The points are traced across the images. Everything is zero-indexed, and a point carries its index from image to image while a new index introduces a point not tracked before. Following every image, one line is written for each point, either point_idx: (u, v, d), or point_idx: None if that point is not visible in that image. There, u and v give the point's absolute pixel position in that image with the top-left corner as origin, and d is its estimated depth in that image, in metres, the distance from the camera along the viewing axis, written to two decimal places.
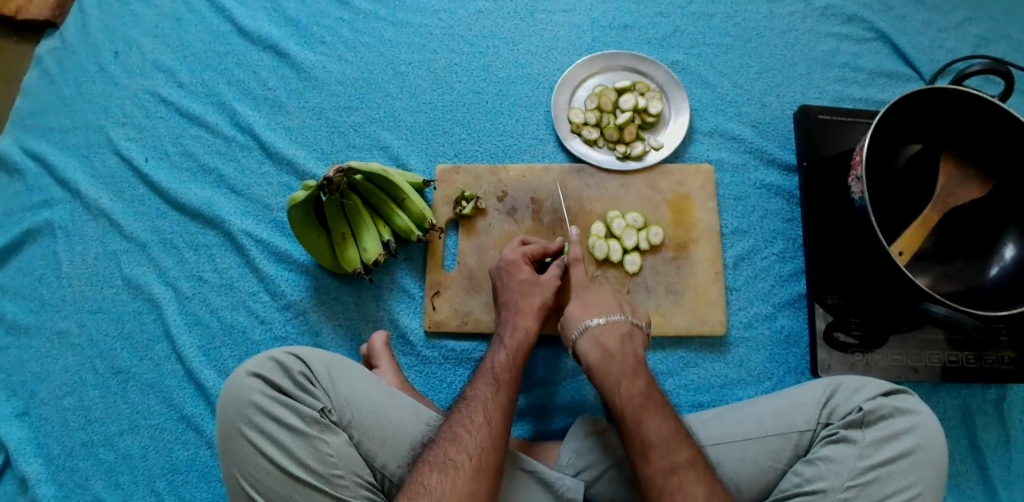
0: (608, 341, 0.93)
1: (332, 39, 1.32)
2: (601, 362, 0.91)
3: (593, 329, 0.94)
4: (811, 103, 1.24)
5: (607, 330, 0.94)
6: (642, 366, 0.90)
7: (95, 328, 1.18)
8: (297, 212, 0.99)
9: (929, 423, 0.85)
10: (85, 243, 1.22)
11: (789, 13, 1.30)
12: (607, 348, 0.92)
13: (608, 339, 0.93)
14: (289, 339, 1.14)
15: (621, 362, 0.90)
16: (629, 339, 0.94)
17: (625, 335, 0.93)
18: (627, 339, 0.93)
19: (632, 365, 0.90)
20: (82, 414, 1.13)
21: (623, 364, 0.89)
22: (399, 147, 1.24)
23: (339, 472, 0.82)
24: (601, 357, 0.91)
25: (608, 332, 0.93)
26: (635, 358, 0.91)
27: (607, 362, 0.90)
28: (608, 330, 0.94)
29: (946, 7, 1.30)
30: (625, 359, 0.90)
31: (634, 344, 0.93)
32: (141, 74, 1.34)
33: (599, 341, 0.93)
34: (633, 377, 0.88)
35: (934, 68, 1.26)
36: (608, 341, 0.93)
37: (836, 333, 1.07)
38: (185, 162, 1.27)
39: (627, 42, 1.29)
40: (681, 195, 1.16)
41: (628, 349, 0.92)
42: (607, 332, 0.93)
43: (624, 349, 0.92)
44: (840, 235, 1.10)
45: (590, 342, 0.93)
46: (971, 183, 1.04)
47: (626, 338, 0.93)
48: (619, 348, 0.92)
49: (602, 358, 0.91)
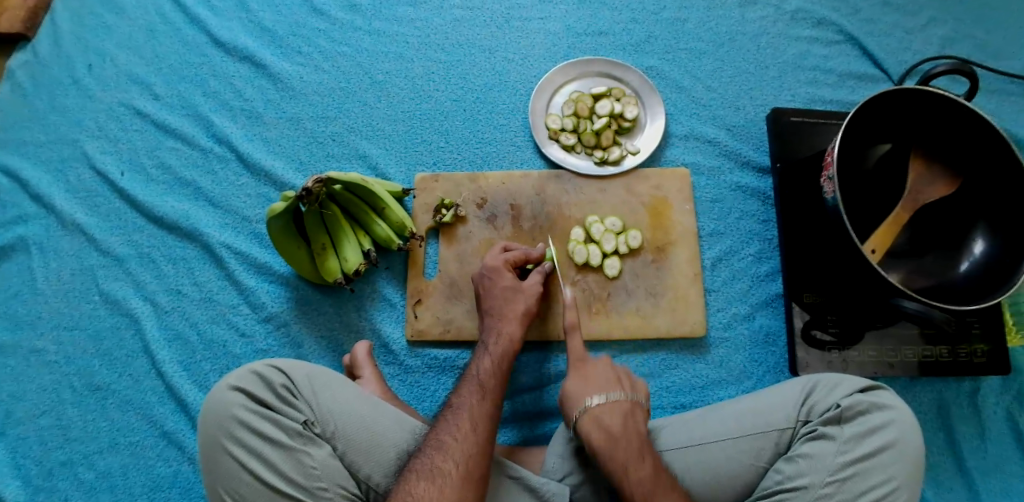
0: (611, 423, 0.86)
1: (308, 48, 1.32)
2: (607, 447, 0.84)
3: (593, 408, 0.88)
4: (783, 105, 1.26)
5: (609, 410, 0.87)
6: (647, 446, 0.84)
7: (72, 345, 1.16)
8: (276, 224, 0.99)
9: (905, 419, 0.87)
10: (61, 259, 1.21)
11: (760, 17, 1.33)
12: (609, 431, 0.85)
13: (611, 420, 0.86)
14: (271, 351, 1.13)
15: (625, 445, 0.83)
16: (632, 417, 0.87)
17: (627, 414, 0.87)
18: (630, 418, 0.87)
19: (637, 447, 0.83)
20: (60, 433, 1.11)
21: (628, 447, 0.83)
22: (378, 156, 1.24)
23: (323, 484, 0.81)
24: (605, 439, 0.84)
25: (609, 413, 0.87)
26: (638, 437, 0.85)
27: (612, 445, 0.84)
28: (608, 410, 0.87)
29: (912, 9, 1.33)
30: (628, 440, 0.84)
31: (637, 422, 0.87)
32: (115, 86, 1.33)
33: (601, 422, 0.86)
34: (640, 458, 0.82)
35: (902, 69, 1.29)
36: (611, 422, 0.86)
37: (814, 331, 1.09)
38: (161, 175, 1.26)
39: (602, 48, 1.31)
40: (658, 199, 1.18)
41: (631, 428, 0.86)
42: (608, 414, 0.87)
43: (627, 430, 0.85)
44: (815, 235, 1.12)
45: (592, 423, 0.87)
46: (938, 181, 1.06)
47: (629, 417, 0.87)
48: (622, 430, 0.85)
49: (606, 442, 0.84)
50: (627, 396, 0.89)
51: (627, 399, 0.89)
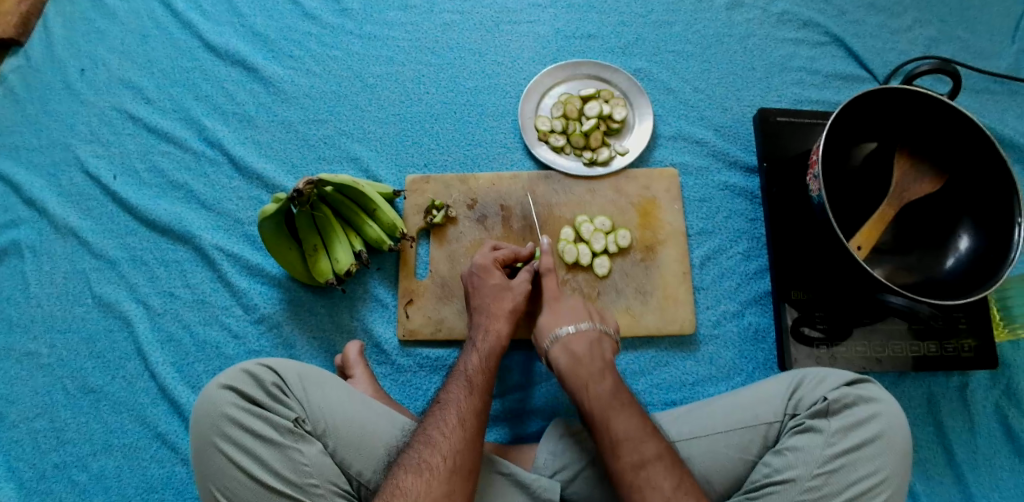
0: (578, 349, 0.94)
1: (300, 53, 1.33)
2: (571, 368, 0.92)
3: (563, 336, 0.95)
4: (770, 106, 1.28)
5: (577, 338, 0.95)
6: (611, 369, 0.92)
7: (65, 348, 1.17)
8: (267, 225, 1.00)
9: (891, 411, 0.88)
10: (54, 262, 1.22)
11: (747, 19, 1.34)
12: (576, 354, 0.93)
13: (578, 346, 0.94)
14: (263, 352, 1.14)
15: (589, 366, 0.92)
16: (600, 347, 0.95)
17: (595, 343, 0.95)
18: (596, 345, 0.95)
19: (599, 369, 0.91)
20: (53, 435, 1.11)
21: (591, 368, 0.91)
22: (369, 158, 1.25)
23: (314, 481, 0.82)
24: (571, 363, 0.93)
25: (578, 340, 0.95)
26: (601, 362, 0.93)
27: (575, 366, 0.92)
28: (577, 338, 0.95)
29: (897, 11, 1.35)
30: (593, 364, 0.92)
31: (603, 348, 0.95)
32: (108, 91, 1.34)
33: (569, 348, 0.94)
34: (601, 379, 0.90)
35: (886, 69, 1.31)
36: (578, 347, 0.94)
37: (802, 328, 1.10)
38: (154, 179, 1.26)
39: (591, 51, 1.32)
40: (647, 198, 1.19)
41: (597, 353, 0.94)
42: (576, 340, 0.95)
43: (592, 354, 0.93)
44: (802, 232, 1.13)
45: (562, 349, 0.95)
46: (924, 178, 1.07)
47: (595, 344, 0.95)
48: (588, 355, 0.93)
49: (572, 363, 0.93)
50: (596, 327, 0.97)
51: (596, 330, 0.96)
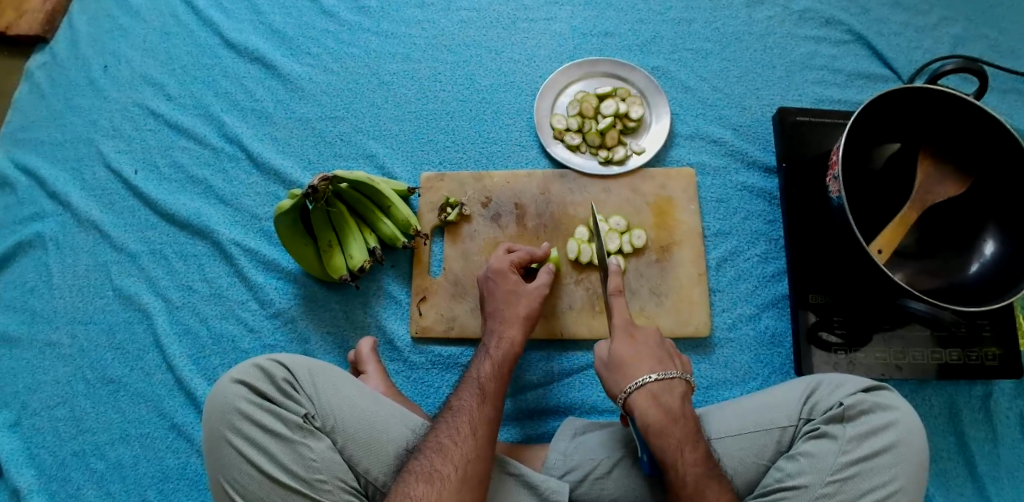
0: (669, 403, 0.86)
1: (318, 50, 1.34)
2: (663, 425, 0.84)
3: (650, 386, 0.87)
4: (790, 105, 1.26)
5: (667, 391, 0.87)
6: (700, 431, 0.85)
7: (86, 339, 1.19)
8: (284, 221, 1.01)
9: (907, 419, 0.86)
10: (76, 254, 1.24)
11: (768, 17, 1.32)
12: (668, 409, 0.85)
13: (667, 399, 0.86)
14: (278, 347, 1.15)
15: (682, 427, 0.84)
16: (686, 399, 0.88)
17: (683, 397, 0.88)
18: (686, 401, 0.87)
19: (693, 431, 0.84)
20: (73, 424, 1.14)
21: (685, 429, 0.84)
22: (385, 155, 1.25)
23: (322, 476, 0.82)
24: (663, 419, 0.84)
25: (670, 394, 0.87)
26: (693, 421, 0.86)
27: (669, 425, 0.84)
28: (667, 390, 0.87)
29: (922, 8, 1.32)
30: (685, 425, 0.84)
31: (689, 403, 0.88)
32: (130, 87, 1.36)
33: (659, 401, 0.86)
34: (695, 445, 0.83)
35: (912, 68, 1.28)
36: (670, 403, 0.86)
37: (820, 333, 1.08)
38: (174, 174, 1.28)
39: (608, 49, 1.31)
40: (663, 198, 1.18)
41: (688, 411, 0.86)
42: (668, 394, 0.87)
43: (685, 413, 0.86)
44: (819, 237, 1.11)
45: (648, 401, 0.86)
46: (948, 181, 1.05)
47: (685, 400, 0.87)
48: (679, 412, 0.85)
49: (664, 421, 0.84)
50: (683, 376, 0.89)
51: (684, 381, 0.89)
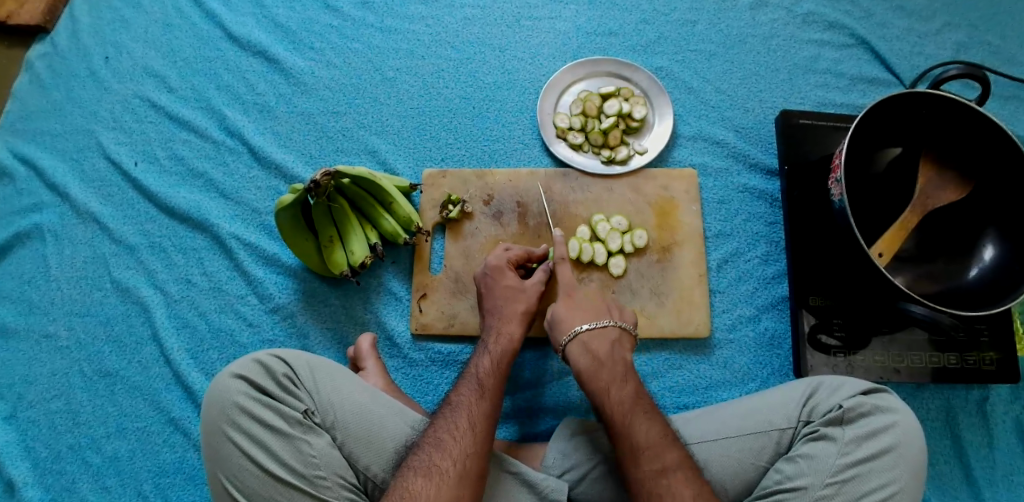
0: (598, 349, 0.92)
1: (321, 45, 1.33)
2: (592, 369, 0.90)
3: (582, 334, 0.93)
4: (793, 108, 1.26)
5: (597, 337, 0.93)
6: (631, 373, 0.90)
7: (84, 331, 1.18)
8: (285, 215, 1.01)
9: (907, 423, 0.86)
10: (74, 246, 1.23)
11: (772, 20, 1.32)
12: (596, 354, 0.91)
13: (597, 345, 0.92)
14: (277, 342, 1.14)
15: (611, 367, 0.90)
16: (619, 345, 0.93)
17: (615, 342, 0.93)
18: (617, 346, 0.93)
19: (621, 371, 0.89)
20: (69, 417, 1.13)
21: (612, 369, 0.89)
22: (387, 151, 1.25)
23: (321, 472, 0.82)
24: (591, 364, 0.90)
25: (598, 340, 0.93)
26: (623, 364, 0.91)
27: (597, 367, 0.90)
28: (597, 337, 0.93)
29: (926, 14, 1.32)
30: (614, 366, 0.90)
31: (623, 350, 0.93)
32: (132, 79, 1.35)
33: (588, 347, 0.92)
34: (623, 383, 0.88)
35: (914, 73, 1.28)
36: (599, 348, 0.92)
37: (819, 336, 1.08)
38: (174, 166, 1.27)
39: (612, 49, 1.31)
40: (665, 199, 1.18)
41: (617, 355, 0.92)
42: (597, 340, 0.93)
43: (613, 356, 0.91)
44: (820, 239, 1.12)
45: (580, 348, 0.92)
46: (948, 186, 1.05)
47: (615, 345, 0.93)
48: (608, 356, 0.91)
49: (592, 365, 0.90)
50: (615, 324, 0.95)
51: (616, 327, 0.94)
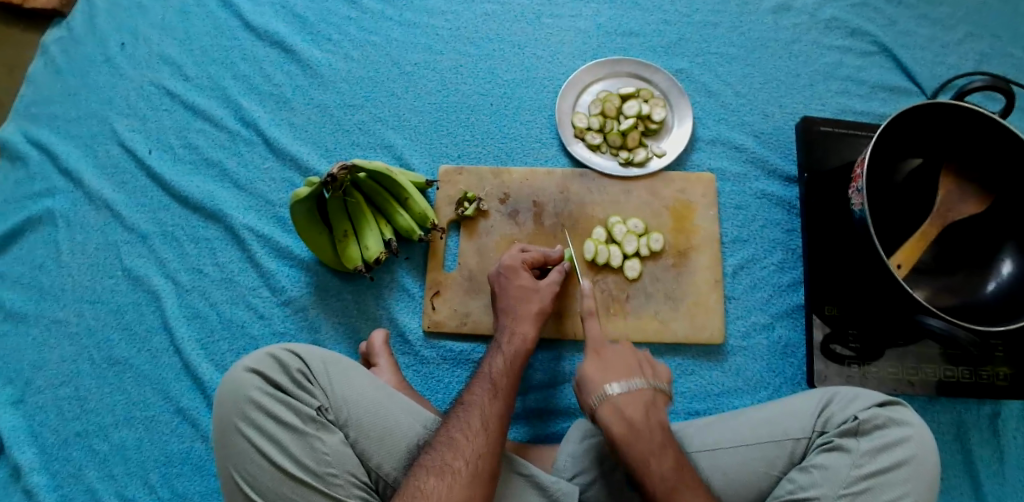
0: (632, 414, 0.85)
1: (338, 37, 1.32)
2: (627, 437, 0.83)
3: (614, 397, 0.86)
4: (813, 114, 1.25)
5: (631, 401, 0.86)
6: (669, 438, 0.85)
7: (94, 318, 1.18)
8: (300, 208, 1.00)
9: (924, 435, 0.85)
10: (86, 233, 1.23)
11: (794, 24, 1.31)
12: (631, 421, 0.84)
13: (631, 409, 0.86)
14: (288, 335, 1.14)
15: (647, 437, 0.83)
16: (653, 409, 0.87)
17: (649, 404, 0.87)
18: (651, 408, 0.87)
19: (658, 440, 0.84)
20: (77, 404, 1.13)
21: (651, 439, 0.83)
22: (403, 146, 1.24)
23: (333, 470, 0.82)
24: (625, 430, 0.84)
25: (632, 403, 0.86)
26: (659, 428, 0.85)
27: (631, 437, 0.83)
28: (631, 401, 0.86)
29: (949, 23, 1.31)
30: (652, 435, 0.84)
31: (657, 412, 0.87)
32: (147, 66, 1.34)
33: (623, 414, 0.85)
34: (662, 455, 0.82)
35: (936, 83, 1.27)
36: (633, 412, 0.85)
37: (834, 345, 1.07)
38: (188, 155, 1.27)
39: (632, 49, 1.30)
40: (682, 203, 1.17)
41: (653, 420, 0.85)
42: (630, 404, 0.86)
43: (649, 422, 0.85)
44: (837, 248, 1.11)
45: (612, 412, 0.86)
46: (970, 198, 1.05)
47: (650, 407, 0.87)
48: (644, 422, 0.85)
49: (628, 432, 0.84)
50: (649, 385, 0.88)
51: (650, 389, 0.88)
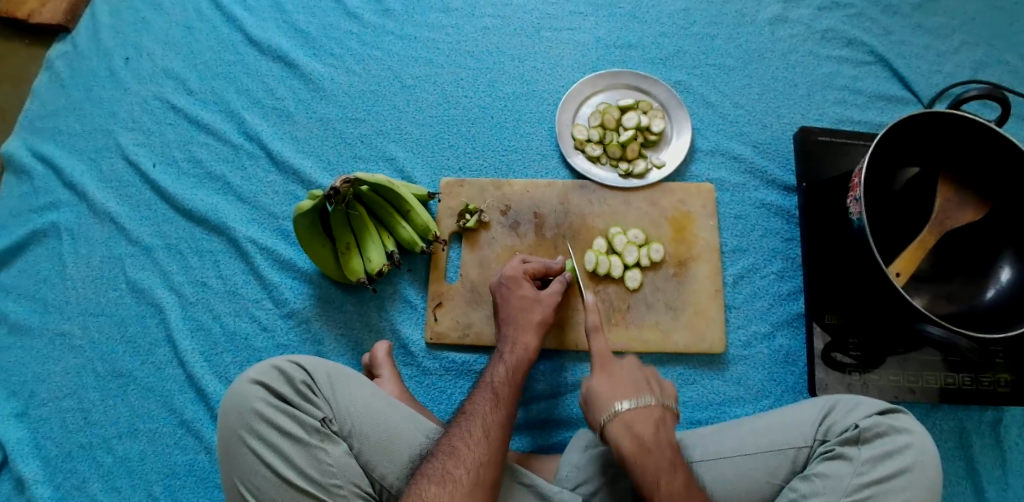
0: (619, 342, 0.95)
1: (340, 51, 1.34)
2: (608, 356, 0.94)
3: (606, 329, 0.97)
4: (811, 125, 1.26)
5: (640, 417, 0.84)
6: (651, 370, 0.93)
7: (98, 331, 1.19)
8: (302, 221, 1.01)
9: (924, 443, 0.86)
10: (90, 246, 1.24)
11: (791, 35, 1.33)
12: (641, 438, 0.83)
13: (641, 426, 0.84)
14: (291, 347, 1.15)
15: (628, 360, 0.93)
16: (662, 425, 0.85)
17: (659, 422, 0.85)
18: (638, 344, 0.96)
19: (668, 458, 0.82)
20: (81, 417, 1.14)
21: (629, 362, 0.93)
22: (404, 158, 1.25)
23: (338, 481, 0.82)
24: (609, 354, 0.94)
25: (621, 335, 0.97)
26: (669, 448, 0.83)
27: (642, 454, 0.81)
28: (620, 333, 0.97)
29: (945, 32, 1.32)
30: (661, 455, 0.82)
31: (646, 350, 0.96)
32: (151, 80, 1.35)
33: (611, 341, 0.96)
34: (637, 373, 0.91)
35: (933, 92, 1.28)
36: (619, 342, 0.96)
37: (834, 354, 1.08)
38: (191, 168, 1.28)
39: (631, 61, 1.32)
40: (682, 213, 1.18)
41: (641, 353, 0.95)
42: (622, 336, 0.96)
43: (633, 352, 0.94)
44: (837, 256, 1.12)
45: (603, 341, 0.97)
46: (968, 206, 1.05)
47: (637, 342, 0.96)
48: (629, 351, 0.95)
49: (638, 451, 0.82)
50: (660, 402, 0.86)
51: (660, 407, 0.86)
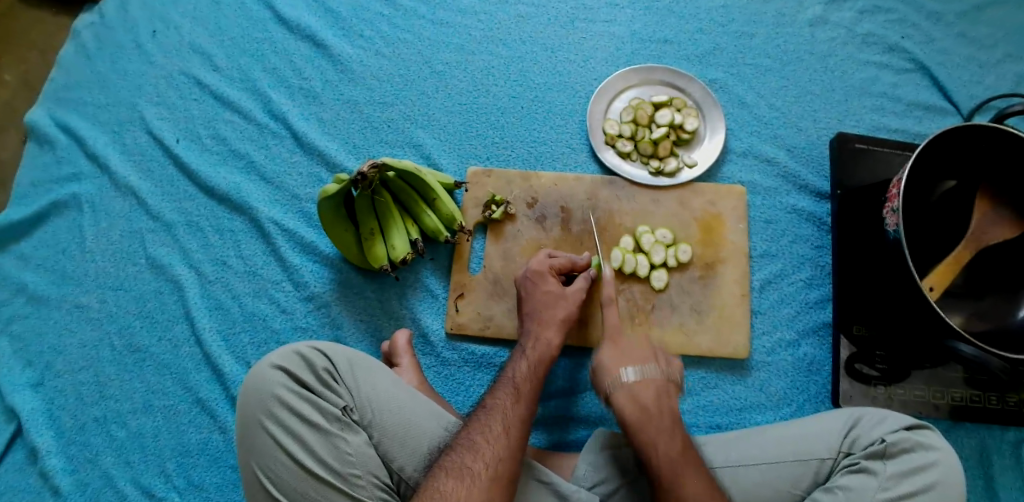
0: (645, 397, 0.86)
1: (370, 33, 1.32)
2: (640, 418, 0.84)
3: (628, 382, 0.88)
4: (847, 130, 1.23)
5: (644, 386, 0.87)
6: (679, 424, 0.85)
7: (116, 305, 1.18)
8: (327, 204, 0.99)
9: (950, 460, 0.84)
10: (111, 219, 1.23)
11: (830, 38, 1.30)
12: (666, 457, 0.81)
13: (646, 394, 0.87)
14: (310, 330, 1.14)
15: (659, 418, 0.84)
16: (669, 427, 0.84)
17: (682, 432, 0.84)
18: (662, 394, 0.87)
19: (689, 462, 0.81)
20: (97, 390, 1.13)
21: (660, 421, 0.84)
22: (432, 145, 1.24)
23: (357, 471, 0.81)
24: (637, 414, 0.85)
25: (644, 388, 0.87)
26: (671, 415, 0.85)
27: (645, 419, 0.84)
28: (642, 386, 0.87)
29: (988, 42, 1.28)
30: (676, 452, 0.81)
31: (668, 398, 0.88)
32: (177, 55, 1.34)
33: (636, 396, 0.86)
34: (672, 434, 0.83)
35: (972, 103, 1.25)
36: (644, 395, 0.86)
37: (860, 366, 1.06)
38: (216, 146, 1.27)
39: (666, 57, 1.29)
40: (712, 214, 1.16)
41: (663, 404, 0.86)
42: (643, 386, 0.87)
43: (659, 406, 0.86)
44: (868, 266, 1.10)
45: (626, 397, 0.87)
46: (1006, 223, 1.04)
47: (661, 391, 0.88)
48: (655, 405, 0.86)
49: (638, 414, 0.85)
50: (660, 371, 0.89)
51: (661, 369, 0.90)
